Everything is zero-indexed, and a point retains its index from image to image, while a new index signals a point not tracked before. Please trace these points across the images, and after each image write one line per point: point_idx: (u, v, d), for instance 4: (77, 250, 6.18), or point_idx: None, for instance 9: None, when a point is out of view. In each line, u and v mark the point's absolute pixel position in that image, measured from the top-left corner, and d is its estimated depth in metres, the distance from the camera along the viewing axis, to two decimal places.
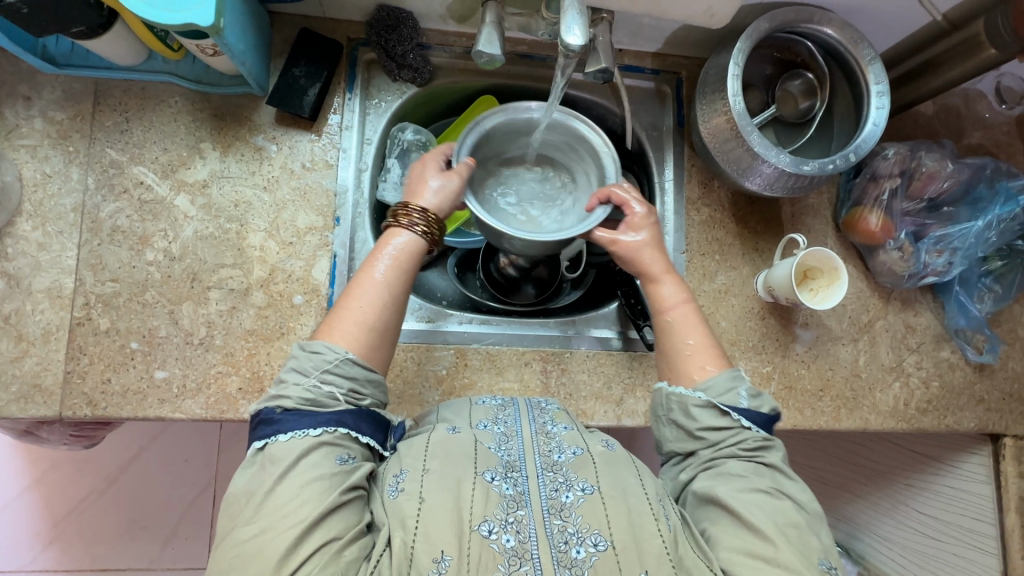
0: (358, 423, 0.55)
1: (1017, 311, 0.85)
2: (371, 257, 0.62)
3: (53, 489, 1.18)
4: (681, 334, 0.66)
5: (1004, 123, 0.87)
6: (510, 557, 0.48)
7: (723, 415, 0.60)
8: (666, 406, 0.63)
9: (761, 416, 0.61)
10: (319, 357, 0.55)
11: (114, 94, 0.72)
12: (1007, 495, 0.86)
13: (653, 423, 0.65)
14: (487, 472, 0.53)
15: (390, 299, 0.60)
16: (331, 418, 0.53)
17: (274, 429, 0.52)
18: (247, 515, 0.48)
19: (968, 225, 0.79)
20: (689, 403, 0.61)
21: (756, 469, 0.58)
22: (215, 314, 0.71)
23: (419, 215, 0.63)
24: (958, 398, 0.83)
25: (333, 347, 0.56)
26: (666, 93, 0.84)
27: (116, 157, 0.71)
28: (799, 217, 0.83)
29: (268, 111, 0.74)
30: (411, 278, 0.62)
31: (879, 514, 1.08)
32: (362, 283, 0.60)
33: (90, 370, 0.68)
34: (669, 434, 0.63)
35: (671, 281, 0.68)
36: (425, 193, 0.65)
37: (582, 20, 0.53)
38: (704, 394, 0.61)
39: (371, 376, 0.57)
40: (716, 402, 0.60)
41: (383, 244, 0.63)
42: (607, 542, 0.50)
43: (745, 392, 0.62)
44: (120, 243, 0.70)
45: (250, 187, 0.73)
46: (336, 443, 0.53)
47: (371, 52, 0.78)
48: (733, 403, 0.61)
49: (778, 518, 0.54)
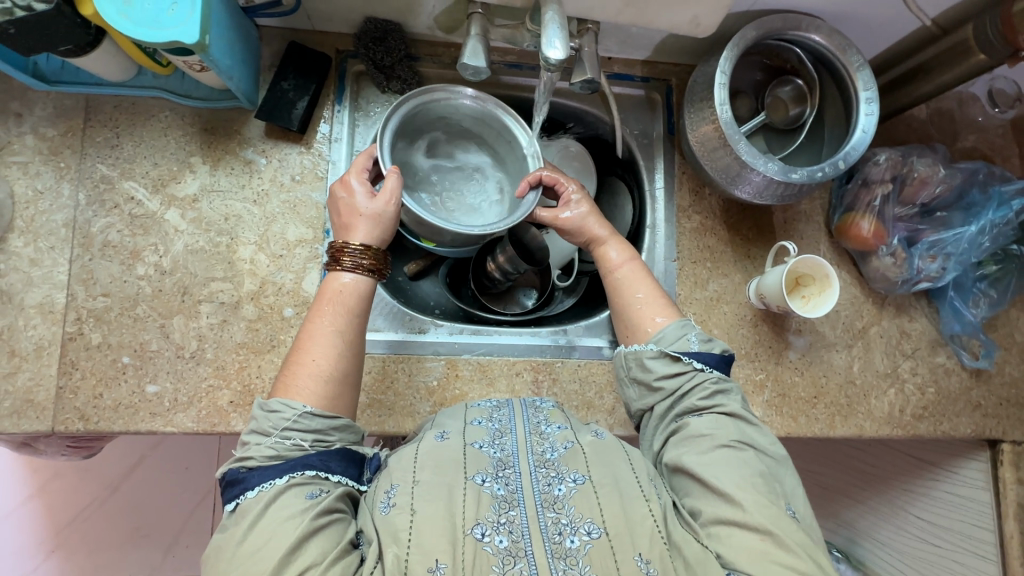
0: (327, 463, 0.54)
1: (1013, 316, 0.85)
2: (318, 308, 0.61)
3: (53, 499, 1.19)
4: (630, 288, 0.68)
5: (998, 127, 0.86)
6: (504, 557, 0.48)
7: (676, 362, 0.62)
8: (625, 366, 0.65)
9: (712, 357, 0.62)
10: (277, 416, 0.55)
11: (104, 109, 0.73)
12: (1005, 501, 0.84)
13: (619, 387, 0.67)
14: (477, 475, 0.53)
15: (346, 343, 0.60)
16: (299, 462, 0.53)
17: (241, 488, 0.51)
18: (226, 564, 0.47)
19: (961, 230, 0.78)
20: (643, 357, 0.63)
21: (716, 422, 0.58)
22: (206, 327, 0.71)
23: (355, 253, 0.62)
24: (954, 404, 0.82)
25: (289, 404, 0.55)
26: (656, 100, 0.84)
27: (107, 173, 0.72)
28: (790, 224, 0.82)
29: (257, 125, 0.75)
30: (365, 320, 0.63)
31: (879, 519, 1.07)
32: (314, 337, 0.60)
33: (82, 385, 0.68)
34: (633, 394, 0.64)
35: (617, 243, 0.71)
36: (356, 224, 0.64)
37: (563, 34, 0.53)
38: (655, 346, 0.63)
39: (337, 423, 0.57)
40: (668, 351, 0.62)
41: (327, 292, 0.62)
42: (601, 529, 0.50)
43: (695, 337, 0.63)
44: (111, 258, 0.70)
45: (240, 201, 0.73)
46: (306, 483, 0.52)
47: (360, 64, 0.78)
48: (685, 349, 0.62)
49: (744, 472, 0.54)
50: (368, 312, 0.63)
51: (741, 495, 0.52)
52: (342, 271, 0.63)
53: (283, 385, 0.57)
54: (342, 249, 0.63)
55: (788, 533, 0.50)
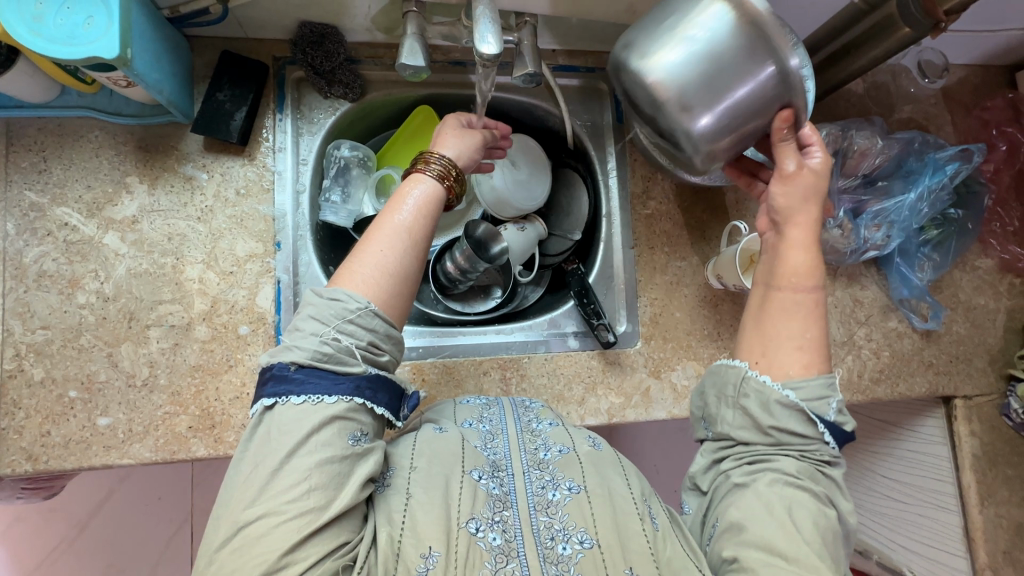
0: (375, 394, 0.52)
1: (958, 277, 0.88)
2: (390, 202, 0.57)
3: (19, 541, 1.13)
4: (790, 326, 0.59)
5: (930, 97, 0.90)
6: (496, 555, 0.49)
7: (808, 423, 0.56)
8: (738, 387, 0.59)
9: (840, 432, 0.57)
10: (340, 305, 0.51)
11: (28, 132, 0.69)
12: (961, 454, 0.87)
13: (716, 402, 0.62)
14: (475, 470, 0.54)
15: (413, 245, 0.55)
16: (349, 385, 0.50)
17: (287, 387, 0.49)
18: (261, 483, 0.46)
19: (901, 198, 0.81)
20: (771, 398, 0.56)
21: (810, 471, 0.55)
22: (157, 353, 0.68)
23: (438, 160, 0.60)
24: (908, 365, 0.86)
25: (353, 295, 0.52)
26: (603, 90, 0.85)
27: (36, 200, 0.68)
28: (743, 203, 0.84)
29: (195, 139, 0.72)
30: (432, 227, 0.57)
31: (851, 482, 1.13)
32: (382, 227, 0.55)
33: (27, 424, 0.65)
34: (732, 419, 0.59)
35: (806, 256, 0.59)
36: (447, 145, 0.63)
37: (495, 28, 0.53)
38: (794, 393, 0.56)
39: (392, 332, 0.53)
40: (805, 407, 0.56)
41: (403, 189, 0.58)
42: (593, 540, 0.51)
43: (835, 405, 0.57)
44: (47, 288, 0.67)
45: (183, 219, 0.71)
46: (350, 417, 0.50)
47: (299, 70, 0.76)
48: (821, 414, 0.56)
49: (819, 519, 0.52)
50: (436, 221, 0.58)
51: (802, 529, 0.51)
52: (422, 175, 0.59)
53: (344, 272, 0.53)
54: (425, 158, 0.61)
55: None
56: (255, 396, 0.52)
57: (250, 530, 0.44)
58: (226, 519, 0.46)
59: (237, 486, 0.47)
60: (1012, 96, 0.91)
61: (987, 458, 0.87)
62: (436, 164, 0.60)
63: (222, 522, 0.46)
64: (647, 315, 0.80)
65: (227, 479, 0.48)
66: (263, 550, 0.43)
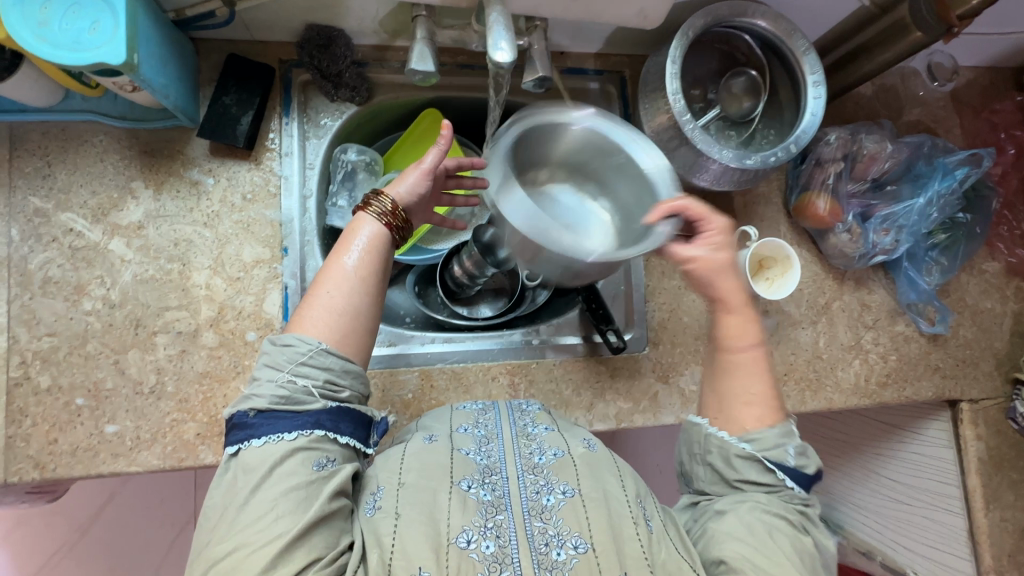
0: (338, 424, 0.53)
1: (965, 281, 0.88)
2: (339, 245, 0.59)
3: (22, 544, 1.13)
4: (742, 378, 0.60)
5: (939, 99, 0.89)
6: (490, 564, 0.48)
7: (767, 471, 0.56)
8: (703, 446, 0.60)
9: (803, 476, 0.57)
10: (292, 350, 0.53)
11: (31, 137, 0.68)
12: (966, 458, 0.88)
13: (685, 458, 0.62)
14: (464, 480, 0.54)
15: (360, 286, 0.56)
16: (309, 420, 0.51)
17: (248, 432, 0.50)
18: (230, 522, 0.47)
19: (910, 202, 0.81)
20: (732, 452, 0.57)
21: (783, 502, 0.56)
22: (164, 360, 0.68)
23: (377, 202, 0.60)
24: (914, 369, 0.86)
25: (304, 339, 0.53)
26: (611, 92, 0.84)
27: (40, 205, 0.67)
28: (751, 207, 0.83)
29: (200, 144, 0.71)
30: (382, 262, 0.59)
31: (853, 483, 1.12)
32: (331, 272, 0.57)
33: (34, 432, 0.64)
34: (703, 474, 0.60)
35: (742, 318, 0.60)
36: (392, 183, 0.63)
37: (509, 34, 0.52)
38: (750, 446, 0.57)
39: (349, 367, 0.54)
40: (761, 456, 0.56)
41: (351, 232, 0.60)
42: (587, 544, 0.50)
43: (792, 449, 0.57)
44: (53, 295, 0.67)
45: (190, 225, 0.70)
46: (313, 447, 0.51)
47: (305, 73, 0.76)
48: (780, 461, 0.56)
49: (794, 543, 0.53)
50: (387, 256, 0.60)
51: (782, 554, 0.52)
52: (366, 216, 0.60)
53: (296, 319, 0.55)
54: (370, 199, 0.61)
55: None
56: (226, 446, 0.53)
57: (219, 567, 0.45)
58: (200, 561, 0.46)
59: (209, 527, 0.48)
60: (1021, 99, 0.91)
61: (992, 462, 0.87)
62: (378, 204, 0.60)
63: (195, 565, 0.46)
64: (656, 320, 0.80)
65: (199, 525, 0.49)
66: None
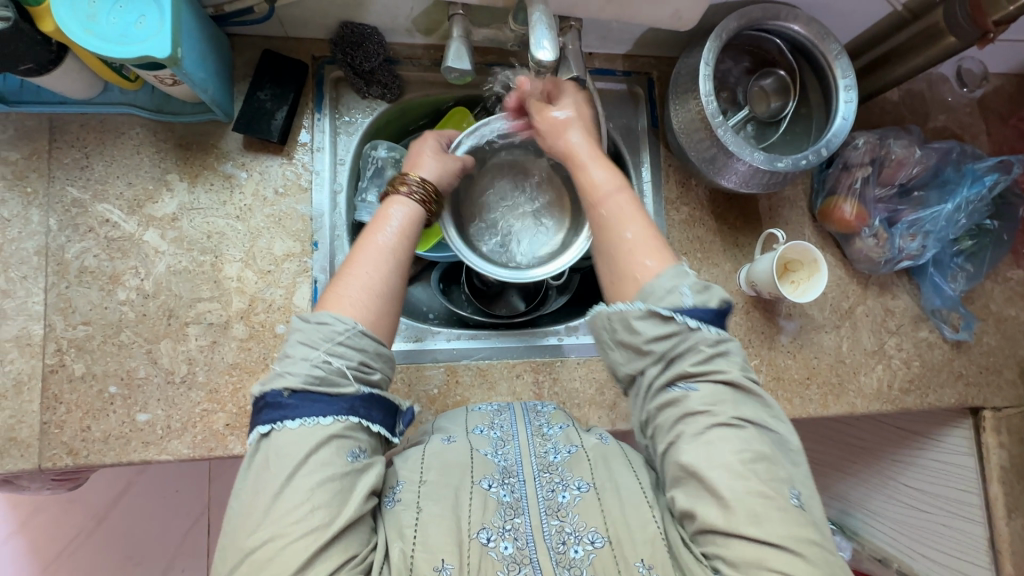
0: (370, 411, 0.52)
1: (990, 288, 0.87)
2: (372, 224, 0.61)
3: (41, 531, 1.15)
4: (616, 226, 0.59)
5: (966, 105, 0.89)
6: (509, 564, 0.49)
7: (667, 322, 0.53)
8: (607, 327, 0.55)
9: (708, 312, 0.53)
10: (328, 329, 0.52)
11: (71, 129, 0.69)
12: (988, 466, 0.87)
13: (601, 353, 0.58)
14: (484, 480, 0.54)
15: (395, 263, 0.59)
16: (344, 406, 0.51)
17: (282, 413, 0.49)
18: (263, 510, 0.46)
19: (938, 208, 0.80)
20: (630, 317, 0.53)
21: (715, 395, 0.51)
22: (196, 350, 0.69)
23: (418, 184, 0.65)
24: (938, 375, 0.85)
25: (339, 317, 0.53)
26: (638, 94, 0.84)
27: (78, 196, 0.68)
28: (776, 210, 0.84)
29: (234, 137, 0.72)
30: (414, 245, 0.62)
31: (870, 490, 1.12)
32: (367, 246, 0.59)
33: (68, 418, 0.65)
34: (619, 358, 0.55)
35: (602, 166, 0.62)
36: (423, 164, 0.69)
37: (551, 34, 0.53)
38: (643, 304, 0.53)
39: (382, 350, 0.54)
40: (656, 309, 0.53)
41: (384, 214, 0.62)
42: (604, 538, 0.51)
43: (688, 289, 0.54)
44: (89, 284, 0.68)
45: (222, 217, 0.71)
46: (347, 435, 0.50)
47: (338, 70, 0.76)
48: (675, 305, 0.53)
49: (745, 455, 0.49)
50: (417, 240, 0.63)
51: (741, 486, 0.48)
52: (400, 199, 0.64)
53: (333, 298, 0.55)
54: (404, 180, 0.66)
55: (785, 526, 0.47)
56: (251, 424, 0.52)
57: (256, 556, 0.45)
58: (233, 545, 0.46)
59: (239, 515, 0.47)
60: None
61: (1014, 471, 0.87)
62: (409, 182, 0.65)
63: (230, 553, 0.46)
64: None
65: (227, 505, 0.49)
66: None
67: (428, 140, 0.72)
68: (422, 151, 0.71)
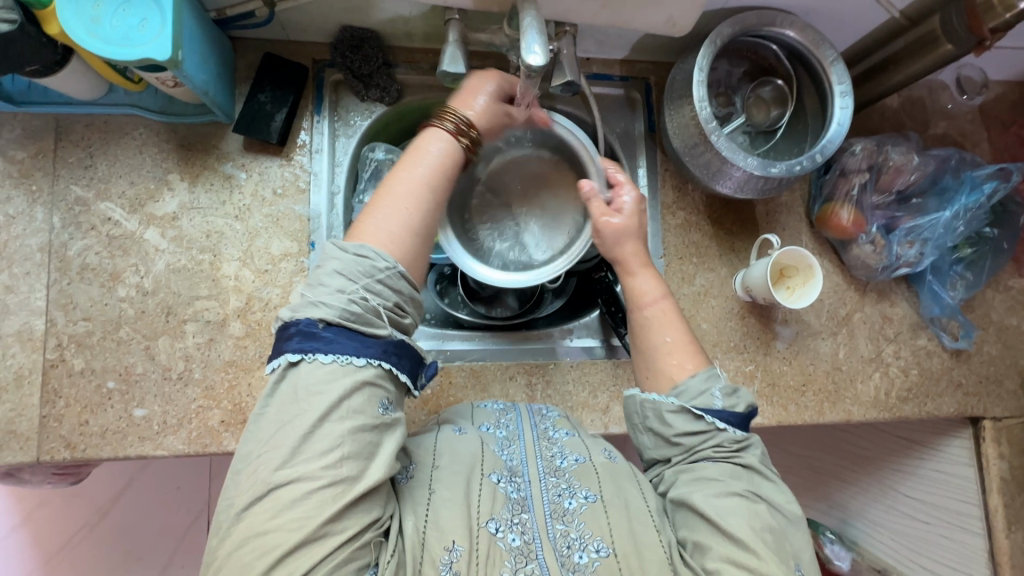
0: (400, 360, 0.53)
1: (991, 297, 0.87)
2: (409, 157, 0.60)
3: (44, 525, 1.16)
4: (659, 330, 0.65)
5: (966, 113, 0.89)
6: (516, 555, 0.50)
7: (698, 419, 0.58)
8: (640, 413, 0.61)
9: (736, 415, 0.58)
10: (368, 264, 0.52)
11: (75, 129, 0.71)
12: (988, 477, 0.86)
13: (630, 432, 0.63)
14: (494, 474, 0.55)
15: (431, 201, 0.59)
16: (377, 348, 0.51)
17: (314, 345, 0.49)
18: (292, 447, 0.46)
19: (936, 215, 0.80)
20: (664, 409, 0.59)
21: (731, 472, 0.56)
22: (193, 347, 0.70)
23: (459, 120, 0.63)
24: (937, 384, 0.84)
25: (382, 255, 0.53)
26: (636, 99, 0.85)
27: (81, 194, 0.70)
28: (773, 216, 0.83)
29: (235, 139, 0.73)
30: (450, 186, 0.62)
31: (869, 500, 1.10)
32: (402, 178, 0.59)
33: (67, 413, 0.66)
34: (647, 442, 0.61)
35: (649, 275, 0.67)
36: (474, 104, 0.65)
37: (542, 39, 0.53)
38: (677, 399, 0.59)
39: (415, 296, 0.56)
40: (689, 406, 0.58)
41: (421, 147, 0.61)
42: (609, 548, 0.51)
43: (719, 392, 0.59)
44: (90, 281, 0.69)
45: (222, 217, 0.72)
46: (378, 383, 0.50)
47: (337, 73, 0.77)
48: (707, 406, 0.58)
49: (756, 523, 0.52)
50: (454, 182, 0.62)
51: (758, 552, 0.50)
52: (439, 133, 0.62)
53: (368, 232, 0.55)
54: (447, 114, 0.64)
55: None
56: (274, 350, 0.51)
57: (280, 494, 0.45)
58: (255, 477, 0.46)
59: (263, 449, 0.47)
60: None
61: (1015, 482, 0.86)
62: (453, 120, 0.63)
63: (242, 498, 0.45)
64: None
65: (248, 430, 0.48)
66: (290, 527, 0.44)
67: (490, 80, 0.67)
68: (477, 88, 0.66)
